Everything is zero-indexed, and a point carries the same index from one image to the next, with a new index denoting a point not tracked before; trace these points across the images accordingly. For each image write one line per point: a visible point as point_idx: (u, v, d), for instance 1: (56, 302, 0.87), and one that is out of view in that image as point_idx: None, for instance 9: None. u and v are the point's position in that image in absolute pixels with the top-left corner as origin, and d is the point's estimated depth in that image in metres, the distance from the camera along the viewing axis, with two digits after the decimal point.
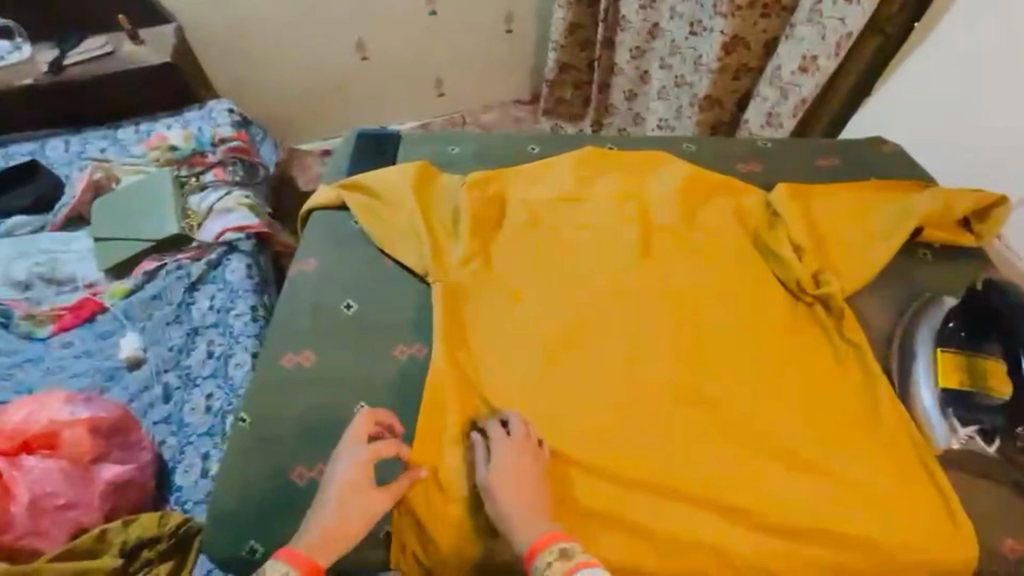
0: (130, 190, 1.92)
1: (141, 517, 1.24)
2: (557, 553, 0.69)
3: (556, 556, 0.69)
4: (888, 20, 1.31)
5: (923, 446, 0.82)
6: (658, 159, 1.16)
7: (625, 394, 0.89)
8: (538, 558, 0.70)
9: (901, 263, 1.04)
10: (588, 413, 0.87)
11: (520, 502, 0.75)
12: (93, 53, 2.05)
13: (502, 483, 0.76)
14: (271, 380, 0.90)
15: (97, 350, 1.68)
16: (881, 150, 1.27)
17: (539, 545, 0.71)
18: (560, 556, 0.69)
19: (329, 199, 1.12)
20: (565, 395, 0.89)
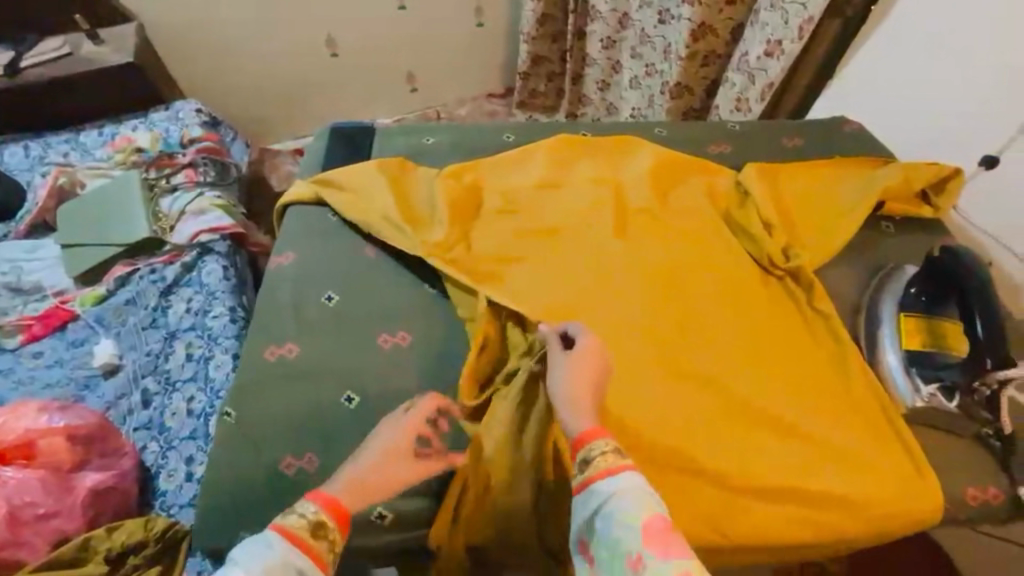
0: (97, 194, 1.88)
1: (126, 523, 1.22)
2: (610, 446, 0.67)
3: (610, 451, 0.67)
4: (847, 3, 1.35)
5: (891, 406, 0.86)
6: (631, 143, 1.19)
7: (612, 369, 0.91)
8: (591, 443, 0.68)
9: (865, 236, 1.08)
10: None
11: (584, 393, 0.73)
12: (50, 54, 1.99)
13: (574, 373, 0.74)
14: (255, 374, 0.90)
15: (70, 359, 1.64)
16: (844, 130, 1.32)
17: (594, 431, 0.69)
18: (615, 449, 0.67)
19: (305, 194, 1.11)
20: None
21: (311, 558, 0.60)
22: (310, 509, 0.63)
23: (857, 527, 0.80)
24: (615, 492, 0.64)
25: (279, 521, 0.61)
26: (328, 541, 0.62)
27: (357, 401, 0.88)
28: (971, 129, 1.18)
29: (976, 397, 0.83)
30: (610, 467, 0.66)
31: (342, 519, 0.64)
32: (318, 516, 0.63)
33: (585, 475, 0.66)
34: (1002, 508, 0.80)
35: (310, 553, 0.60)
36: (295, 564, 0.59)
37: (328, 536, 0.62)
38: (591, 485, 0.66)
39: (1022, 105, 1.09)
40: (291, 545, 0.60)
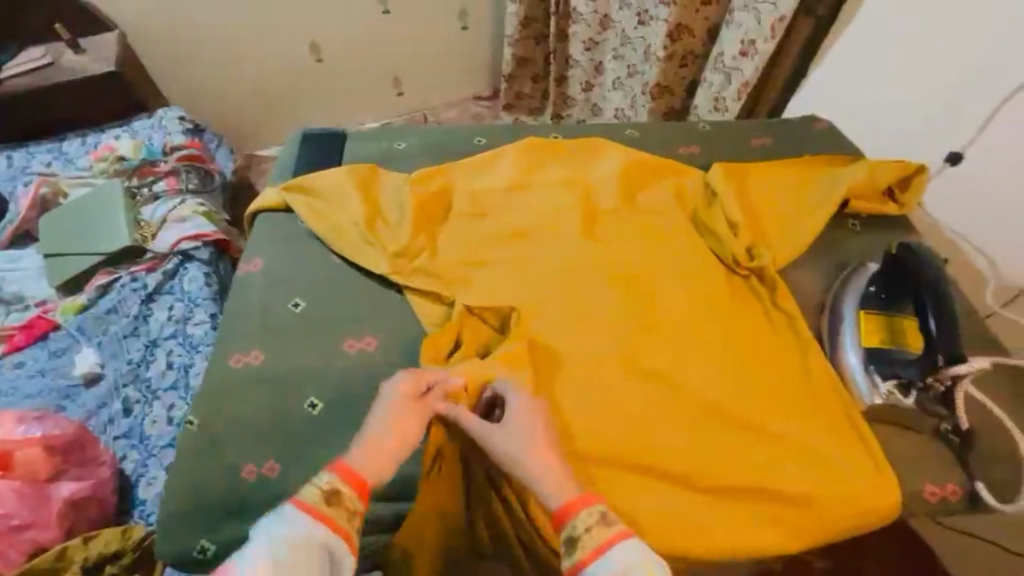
0: (79, 203, 1.87)
1: (103, 533, 1.23)
2: (596, 516, 0.65)
3: (595, 520, 0.64)
4: (819, 3, 1.34)
5: (851, 403, 0.87)
6: (599, 145, 1.19)
7: (575, 371, 0.91)
8: (575, 517, 0.65)
9: (831, 234, 1.09)
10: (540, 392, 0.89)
11: (546, 454, 0.72)
12: (32, 64, 1.98)
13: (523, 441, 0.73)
14: (219, 382, 0.90)
15: (52, 368, 1.64)
16: (815, 128, 1.33)
17: (574, 504, 0.66)
18: (598, 519, 0.65)
19: (274, 201, 1.12)
20: None
21: (332, 527, 0.61)
22: (324, 479, 0.65)
23: (816, 523, 0.80)
24: (610, 574, 0.60)
25: (296, 497, 0.62)
26: (347, 511, 0.63)
27: (320, 407, 0.89)
28: (938, 127, 1.19)
29: (930, 394, 0.84)
30: (599, 545, 0.62)
31: (359, 487, 0.66)
32: (337, 489, 0.64)
33: (576, 559, 0.63)
34: (962, 503, 0.81)
35: (332, 524, 0.61)
36: (317, 536, 0.59)
37: (348, 507, 0.64)
38: (584, 569, 0.62)
39: (987, 102, 1.09)
40: (312, 517, 0.60)
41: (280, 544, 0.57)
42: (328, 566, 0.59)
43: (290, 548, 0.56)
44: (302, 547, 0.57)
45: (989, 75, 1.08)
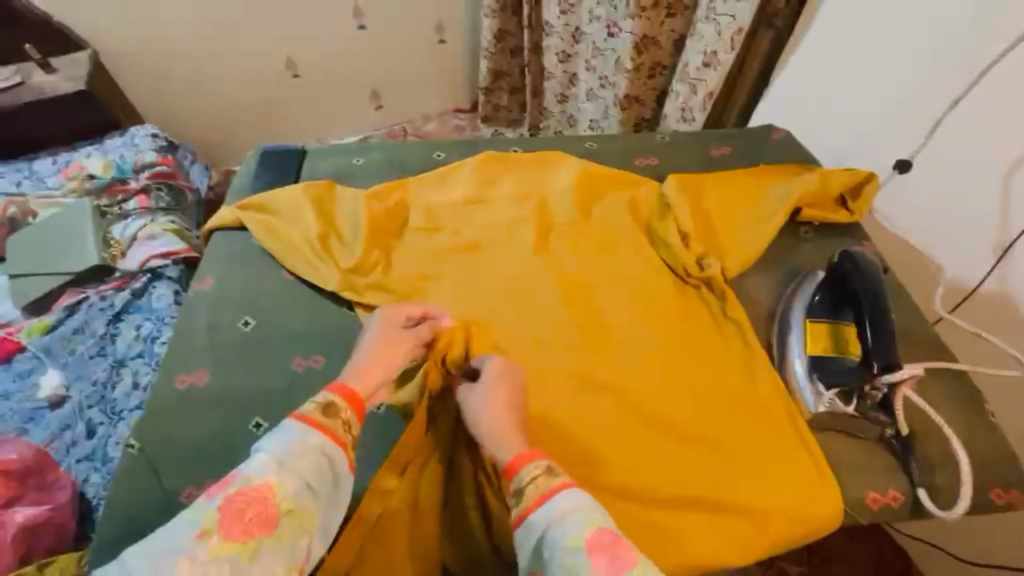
0: (47, 222, 1.85)
1: (59, 559, 1.20)
2: (541, 468, 0.68)
3: (541, 472, 0.67)
4: (776, 15, 1.38)
5: (794, 410, 0.87)
6: (555, 157, 1.20)
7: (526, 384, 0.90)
8: (521, 470, 0.68)
9: (784, 243, 1.10)
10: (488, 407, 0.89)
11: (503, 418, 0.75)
12: (3, 85, 1.97)
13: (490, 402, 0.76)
14: (166, 403, 0.91)
15: (15, 391, 1.61)
16: (774, 137, 1.33)
17: (519, 461, 0.69)
18: (544, 471, 0.67)
19: (229, 219, 1.11)
20: None
21: (330, 435, 0.69)
22: (320, 396, 0.72)
23: (761, 535, 0.79)
24: (551, 521, 0.63)
25: (296, 411, 0.70)
26: (342, 422, 0.71)
27: (264, 427, 0.89)
28: (891, 134, 1.20)
29: (870, 401, 0.85)
30: (542, 493, 0.65)
31: (353, 402, 0.73)
32: (332, 402, 0.71)
33: (522, 507, 0.65)
34: (903, 509, 0.82)
35: (327, 433, 0.68)
36: (315, 444, 0.67)
37: (343, 418, 0.71)
38: (528, 518, 0.64)
39: (934, 110, 1.12)
40: (310, 428, 0.68)
41: (282, 452, 0.65)
42: (327, 468, 0.67)
43: (290, 455, 0.65)
44: (302, 454, 0.66)
45: (937, 81, 1.11)
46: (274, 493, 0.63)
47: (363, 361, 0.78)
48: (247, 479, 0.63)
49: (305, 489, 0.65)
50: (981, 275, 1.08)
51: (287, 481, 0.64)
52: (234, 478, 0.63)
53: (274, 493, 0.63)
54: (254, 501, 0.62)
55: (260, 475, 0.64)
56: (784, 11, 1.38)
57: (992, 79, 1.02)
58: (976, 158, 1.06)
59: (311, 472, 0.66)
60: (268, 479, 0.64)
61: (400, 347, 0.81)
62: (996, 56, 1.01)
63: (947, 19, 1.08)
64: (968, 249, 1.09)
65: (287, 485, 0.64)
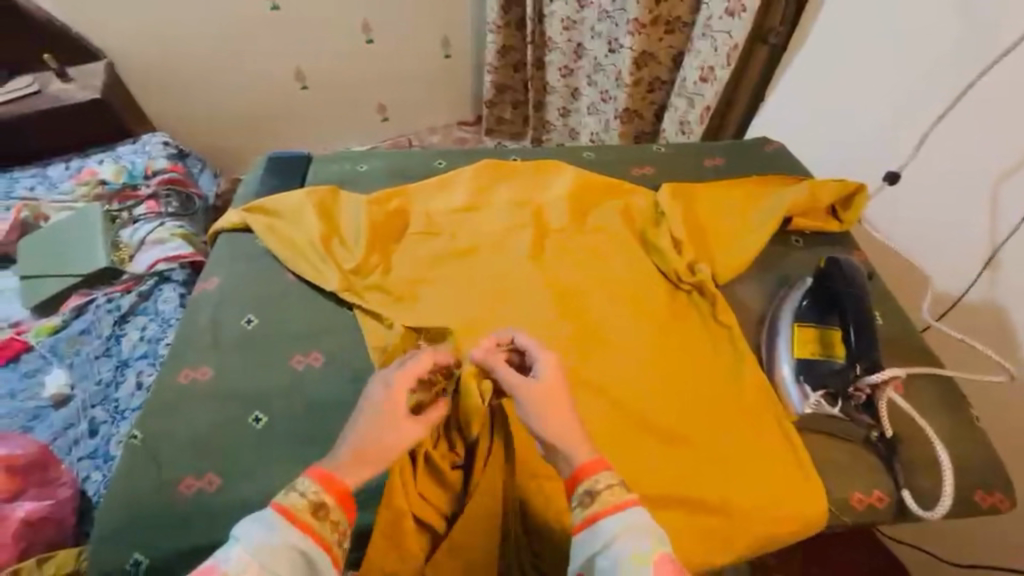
0: (59, 226, 1.90)
1: (58, 554, 1.22)
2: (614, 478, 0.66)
3: (614, 480, 0.65)
4: (771, 32, 1.42)
5: (781, 412, 0.90)
6: (551, 165, 1.23)
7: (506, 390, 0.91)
8: (593, 475, 0.65)
9: (775, 250, 1.12)
10: None
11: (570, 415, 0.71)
12: (20, 92, 2.03)
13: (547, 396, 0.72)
14: (169, 398, 0.93)
15: (21, 390, 1.63)
16: (767, 149, 1.36)
17: (590, 465, 0.66)
18: (618, 483, 0.65)
19: (235, 222, 1.15)
20: None
21: (316, 537, 0.61)
22: (308, 489, 0.64)
23: (743, 533, 0.80)
24: (620, 531, 0.61)
25: (280, 504, 0.62)
26: (331, 523, 0.63)
27: (264, 421, 0.91)
28: (883, 148, 1.23)
29: (855, 402, 0.87)
30: (615, 504, 0.63)
31: (342, 499, 0.64)
32: (323, 502, 0.63)
33: (588, 512, 0.63)
34: (889, 511, 0.83)
35: (312, 535, 0.61)
36: (297, 543, 0.60)
37: (332, 518, 0.63)
38: (597, 522, 0.62)
39: (922, 125, 1.15)
40: (293, 526, 0.61)
41: (262, 551, 0.59)
42: (307, 569, 0.61)
43: (271, 553, 0.59)
44: (283, 552, 0.59)
45: (924, 95, 1.14)
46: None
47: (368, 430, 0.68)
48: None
49: None
50: (967, 284, 1.10)
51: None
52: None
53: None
54: None
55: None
56: (780, 29, 1.40)
57: (976, 92, 1.05)
58: (963, 169, 1.09)
59: (290, 571, 0.59)
60: None
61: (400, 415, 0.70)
62: (975, 76, 1.05)
63: (933, 35, 1.11)
64: (957, 259, 1.12)
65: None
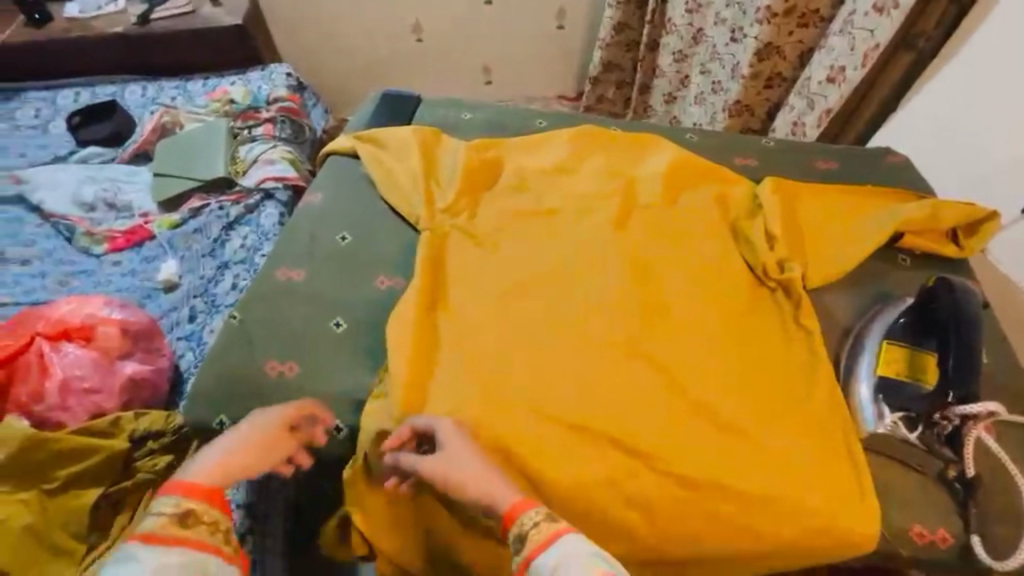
0: (190, 134, 2.11)
1: (152, 413, 1.40)
2: (541, 514, 0.67)
3: (540, 518, 0.66)
4: (921, 37, 1.29)
5: (850, 427, 0.85)
6: (651, 142, 1.22)
7: (518, 362, 0.93)
8: (519, 518, 0.67)
9: (876, 266, 1.05)
10: (545, 344, 0.94)
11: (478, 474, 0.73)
12: (177, 11, 2.25)
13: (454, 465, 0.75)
14: (267, 291, 1.04)
15: (141, 271, 1.86)
16: (890, 160, 1.26)
17: (519, 505, 0.68)
18: (544, 517, 0.67)
19: (343, 147, 1.23)
20: (532, 328, 0.96)
21: (193, 544, 0.64)
22: (171, 501, 0.66)
23: (778, 534, 0.79)
24: (554, 563, 0.61)
25: (140, 531, 0.64)
26: (207, 525, 0.66)
27: (344, 327, 1.00)
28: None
29: (937, 431, 0.82)
30: (545, 539, 0.64)
31: (209, 501, 0.68)
32: (190, 509, 0.66)
33: (524, 555, 0.64)
34: (952, 551, 0.79)
35: (192, 545, 0.64)
36: (173, 556, 0.62)
37: (206, 521, 0.66)
38: (532, 563, 0.63)
39: None
40: (161, 544, 0.62)
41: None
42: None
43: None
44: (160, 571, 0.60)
45: None
46: None
47: (228, 454, 0.73)
48: None
49: None
50: None
51: None
52: None
53: None
54: None
55: None
56: (931, 34, 1.28)
57: None
58: None
59: None
60: None
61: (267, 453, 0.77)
62: None
63: None
64: None
65: None
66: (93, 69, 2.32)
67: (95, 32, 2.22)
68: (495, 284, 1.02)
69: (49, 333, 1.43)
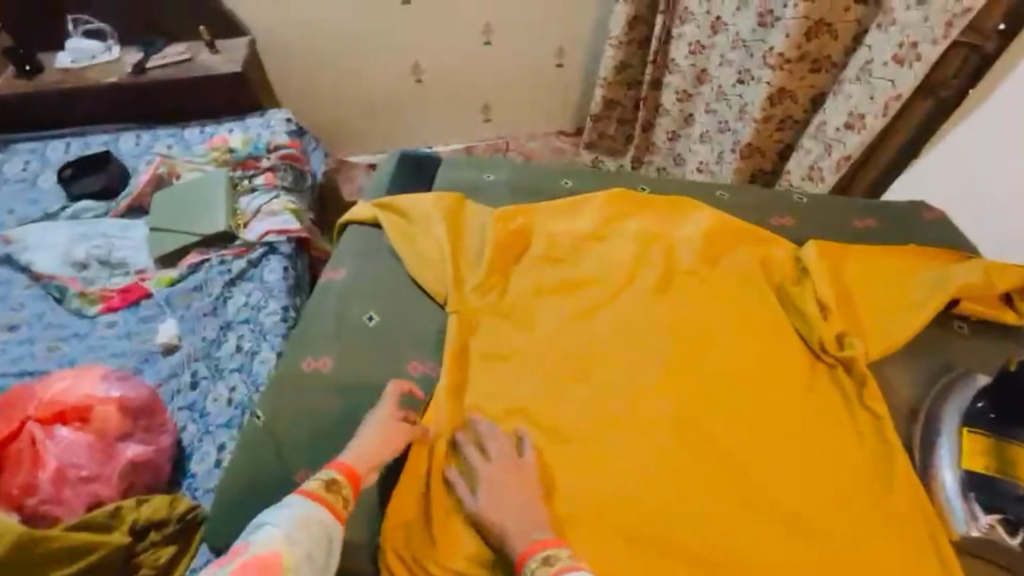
0: (188, 186, 2.03)
1: (154, 499, 1.31)
2: (540, 559, 0.73)
3: (540, 563, 0.72)
4: (942, 84, 1.31)
5: (934, 523, 0.82)
6: (685, 204, 1.17)
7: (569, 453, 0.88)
8: (526, 563, 0.73)
9: (932, 334, 1.01)
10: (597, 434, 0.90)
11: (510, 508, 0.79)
12: (174, 59, 2.19)
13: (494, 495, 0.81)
14: (294, 383, 0.96)
15: (136, 332, 1.76)
16: (925, 217, 1.24)
17: (524, 555, 0.74)
18: (541, 561, 0.72)
19: (365, 215, 1.17)
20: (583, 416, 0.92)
21: (332, 510, 0.74)
22: (323, 473, 0.78)
23: None
24: None
25: (301, 487, 0.76)
26: (341, 497, 0.77)
27: None
28: None
29: None
30: None
31: (350, 479, 0.79)
32: (334, 480, 0.78)
33: None
34: None
35: (330, 509, 0.74)
36: (318, 516, 0.72)
37: (342, 493, 0.77)
38: None
39: None
40: (312, 499, 0.74)
41: (293, 523, 0.69)
42: (324, 541, 0.71)
43: (298, 525, 0.69)
44: (306, 524, 0.70)
45: None
46: (280, 561, 0.65)
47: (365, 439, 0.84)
48: (257, 551, 0.66)
49: (306, 559, 0.67)
50: None
51: (296, 549, 0.67)
52: (247, 550, 0.66)
53: (280, 564, 0.65)
54: (263, 566, 0.64)
55: (269, 544, 0.66)
56: (953, 81, 1.30)
57: None
58: None
59: (314, 543, 0.69)
60: (277, 548, 0.66)
61: (397, 431, 0.86)
62: None
63: None
64: None
65: (293, 554, 0.66)
66: (83, 119, 2.23)
67: (88, 83, 2.14)
68: (537, 367, 0.97)
69: (41, 416, 1.33)
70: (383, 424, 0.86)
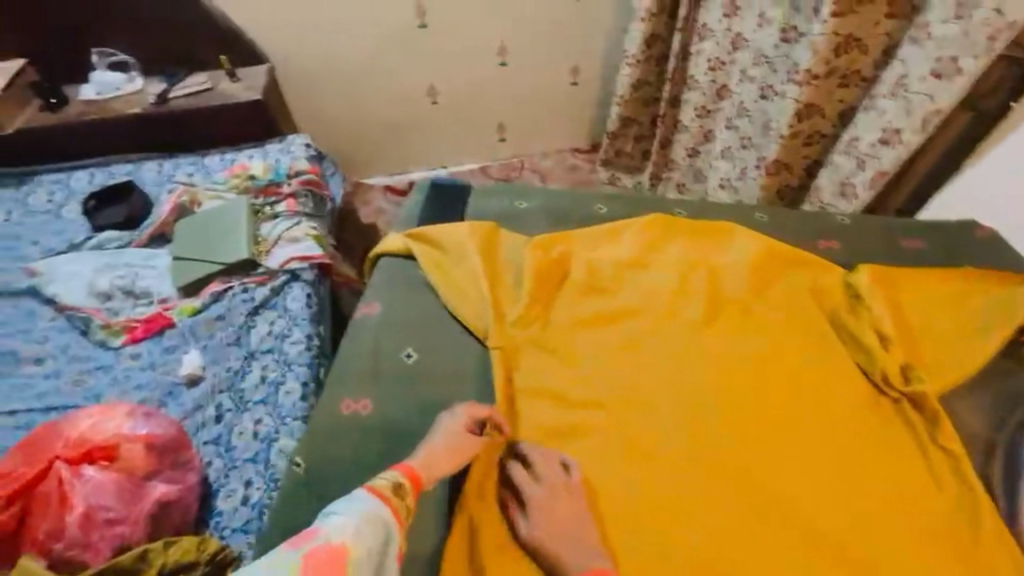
0: (210, 214, 2.02)
1: (182, 540, 1.24)
2: None
3: None
4: (981, 98, 1.27)
5: None
6: (727, 229, 1.13)
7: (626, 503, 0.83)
8: None
9: (998, 364, 0.96)
10: (653, 481, 0.85)
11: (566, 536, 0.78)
12: (195, 88, 2.20)
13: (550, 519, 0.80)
14: (332, 426, 0.92)
15: (160, 363, 1.74)
16: (976, 235, 1.18)
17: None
18: None
19: (397, 247, 1.14)
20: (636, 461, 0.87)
21: (395, 514, 0.69)
22: (390, 473, 0.74)
23: None
24: None
25: (368, 484, 0.71)
26: (405, 502, 0.72)
27: None
28: None
29: None
30: None
31: (413, 483, 0.75)
32: (400, 483, 0.74)
33: None
34: None
35: (394, 511, 0.69)
36: (383, 514, 0.68)
37: (404, 498, 0.73)
38: None
39: None
40: (377, 497, 0.69)
41: (361, 517, 0.65)
42: (386, 540, 0.66)
43: (366, 521, 0.65)
44: (372, 522, 0.66)
45: None
46: (347, 551, 0.62)
47: (437, 448, 0.81)
48: (327, 537, 0.62)
49: (370, 557, 0.63)
50: None
51: (362, 544, 0.63)
52: (317, 535, 0.62)
53: (346, 553, 0.61)
54: (332, 553, 0.60)
55: (337, 533, 0.63)
56: (992, 97, 1.26)
57: None
58: None
59: (376, 541, 0.65)
60: (345, 539, 0.62)
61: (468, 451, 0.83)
62: None
63: None
64: None
65: (359, 547, 0.62)
66: (106, 149, 2.24)
67: (111, 113, 2.15)
68: (584, 406, 0.93)
69: (68, 455, 1.30)
70: (456, 438, 0.83)
